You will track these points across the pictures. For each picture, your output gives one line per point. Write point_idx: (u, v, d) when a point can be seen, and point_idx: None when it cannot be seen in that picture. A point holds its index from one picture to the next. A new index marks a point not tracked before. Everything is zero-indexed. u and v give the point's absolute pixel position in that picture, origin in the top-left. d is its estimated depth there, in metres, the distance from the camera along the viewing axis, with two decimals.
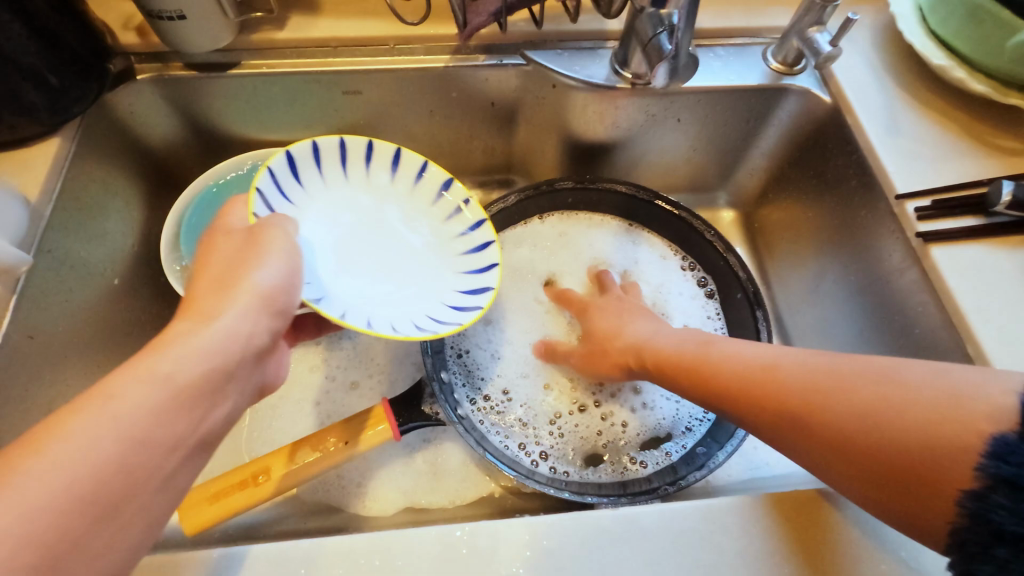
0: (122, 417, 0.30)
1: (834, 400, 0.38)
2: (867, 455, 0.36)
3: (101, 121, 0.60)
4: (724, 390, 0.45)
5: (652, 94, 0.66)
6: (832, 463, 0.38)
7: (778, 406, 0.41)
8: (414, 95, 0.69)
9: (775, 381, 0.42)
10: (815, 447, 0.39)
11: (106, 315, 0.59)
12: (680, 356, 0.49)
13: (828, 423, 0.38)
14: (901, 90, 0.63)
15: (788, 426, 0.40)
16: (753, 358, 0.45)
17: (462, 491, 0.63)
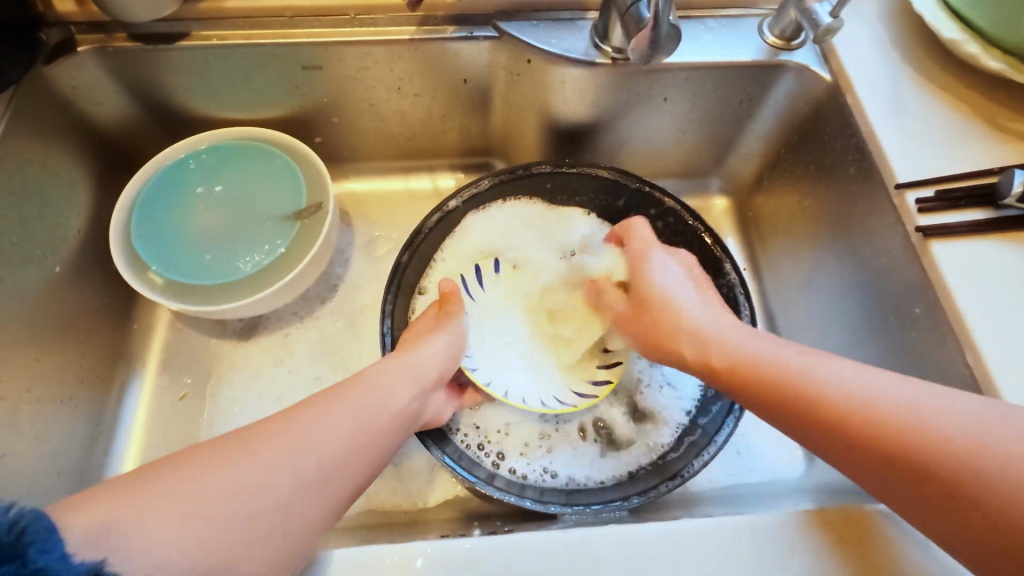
0: (291, 453, 0.39)
1: (891, 423, 0.38)
2: (936, 484, 0.36)
3: (36, 98, 0.56)
4: (772, 401, 0.43)
5: (635, 71, 0.61)
6: (911, 491, 0.37)
7: (835, 424, 0.40)
8: (379, 70, 0.64)
9: (853, 406, 0.39)
10: (895, 478, 0.37)
11: (44, 305, 0.56)
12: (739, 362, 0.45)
13: (892, 445, 0.38)
14: (908, 68, 0.58)
15: (846, 445, 0.39)
16: (825, 375, 0.42)
17: (425, 494, 0.60)
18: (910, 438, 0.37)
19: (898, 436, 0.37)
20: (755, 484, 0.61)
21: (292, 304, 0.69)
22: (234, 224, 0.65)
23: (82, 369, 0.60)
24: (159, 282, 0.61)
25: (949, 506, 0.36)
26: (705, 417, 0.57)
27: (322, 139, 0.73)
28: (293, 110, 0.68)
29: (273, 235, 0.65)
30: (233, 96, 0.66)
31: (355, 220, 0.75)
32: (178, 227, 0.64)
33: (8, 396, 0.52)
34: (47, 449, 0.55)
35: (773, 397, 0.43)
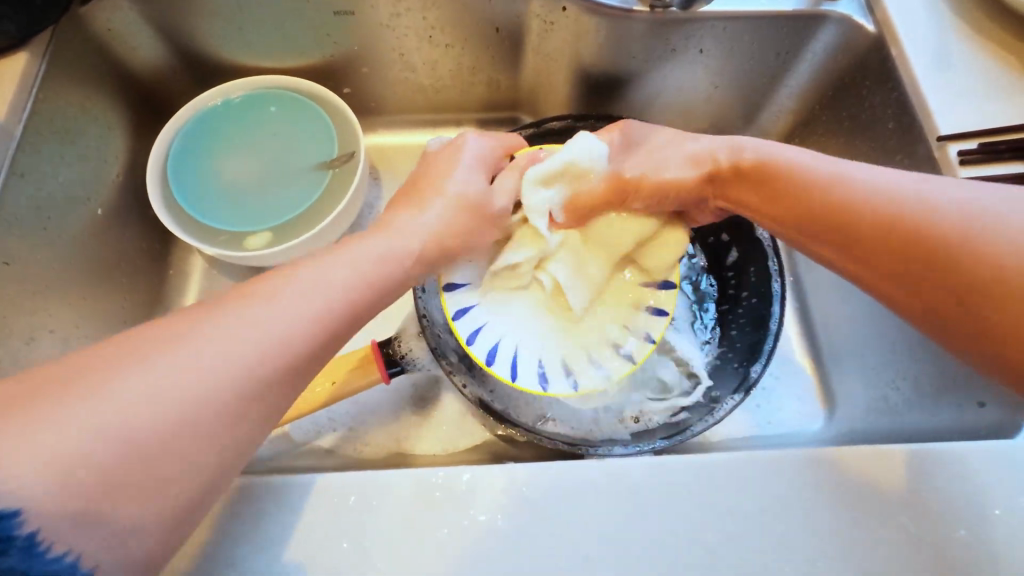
0: (307, 324, 0.38)
1: (829, 195, 0.41)
2: (888, 244, 0.39)
3: (75, 39, 0.56)
4: (790, 206, 0.43)
5: (671, 21, 0.60)
6: (885, 258, 0.39)
7: (808, 202, 0.42)
8: (411, 18, 0.64)
9: (843, 194, 0.41)
10: (876, 272, 0.40)
11: (90, 246, 0.58)
12: (787, 187, 0.43)
13: (837, 196, 0.41)
14: (954, 19, 0.56)
15: (807, 221, 0.42)
16: (836, 175, 0.42)
17: (455, 439, 0.62)
18: (905, 217, 0.38)
19: (867, 221, 0.39)
20: (776, 436, 0.62)
21: (326, 252, 0.70)
22: (264, 171, 0.66)
23: (124, 311, 0.61)
24: (194, 228, 0.63)
25: (945, 276, 0.36)
26: (758, 365, 0.56)
27: (350, 90, 0.72)
28: (323, 60, 0.68)
29: (302, 184, 0.66)
30: (265, 44, 0.66)
31: (382, 174, 0.76)
32: (208, 173, 0.65)
33: (62, 329, 0.54)
34: None
35: (811, 219, 0.42)
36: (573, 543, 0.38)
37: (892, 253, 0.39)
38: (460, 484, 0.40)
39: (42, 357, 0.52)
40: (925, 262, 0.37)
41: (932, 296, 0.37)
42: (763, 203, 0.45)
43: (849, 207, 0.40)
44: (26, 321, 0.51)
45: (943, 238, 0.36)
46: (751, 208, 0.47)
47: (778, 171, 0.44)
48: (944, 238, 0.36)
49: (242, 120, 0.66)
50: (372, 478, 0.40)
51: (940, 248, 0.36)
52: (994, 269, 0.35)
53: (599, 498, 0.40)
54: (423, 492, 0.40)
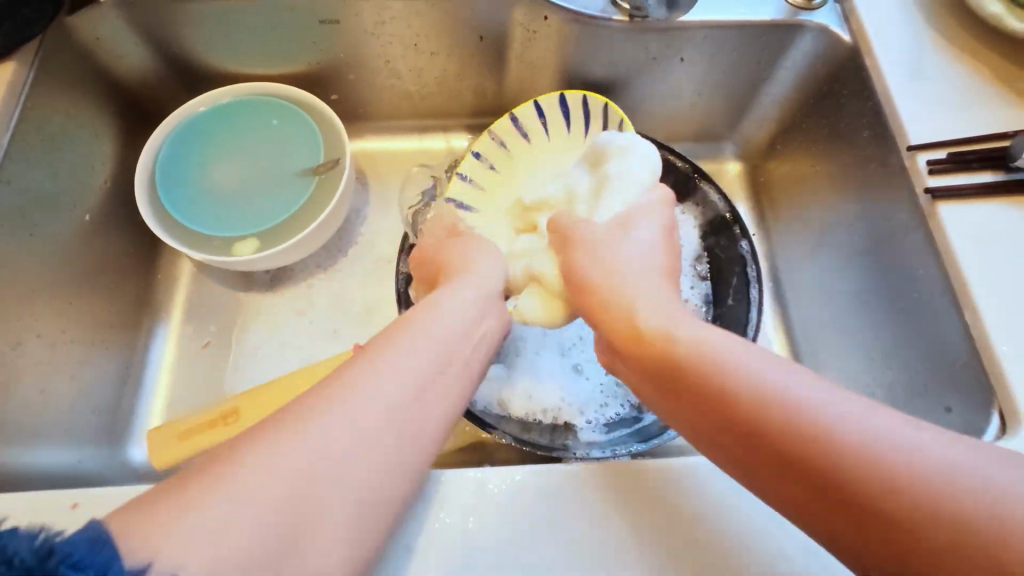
0: None
1: (764, 407, 0.31)
2: (841, 482, 0.29)
3: (62, 48, 0.57)
4: (701, 389, 0.34)
5: (651, 30, 0.61)
6: (790, 501, 0.31)
7: (733, 399, 0.32)
8: (396, 26, 0.64)
9: (776, 410, 0.31)
10: (818, 494, 0.29)
11: (78, 251, 0.59)
12: (721, 376, 0.33)
13: (759, 436, 0.31)
14: (929, 29, 0.57)
15: (707, 431, 0.34)
16: (781, 386, 0.32)
17: (438, 441, 0.63)
18: (817, 436, 0.29)
19: (810, 438, 0.30)
20: None
21: (313, 257, 0.71)
22: (250, 178, 0.67)
23: (111, 315, 0.62)
24: (181, 234, 0.63)
25: (852, 510, 0.28)
26: None
27: (338, 97, 0.73)
28: (311, 67, 0.69)
29: (289, 190, 0.66)
30: (252, 52, 0.67)
31: (370, 180, 0.77)
32: (196, 180, 0.66)
33: (49, 333, 0.55)
34: (84, 386, 0.58)
35: (715, 410, 0.33)
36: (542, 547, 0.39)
37: (797, 465, 0.30)
38: (433, 488, 0.41)
39: (29, 360, 0.53)
40: (846, 492, 0.28)
41: (838, 532, 0.29)
42: (646, 364, 0.37)
43: (772, 424, 0.31)
44: (12, 325, 0.52)
45: (869, 486, 0.28)
46: (641, 378, 0.38)
47: (671, 359, 0.36)
48: (866, 485, 0.28)
49: (229, 126, 0.67)
50: None
51: (889, 506, 0.27)
52: (915, 515, 0.27)
53: (569, 502, 0.41)
54: None
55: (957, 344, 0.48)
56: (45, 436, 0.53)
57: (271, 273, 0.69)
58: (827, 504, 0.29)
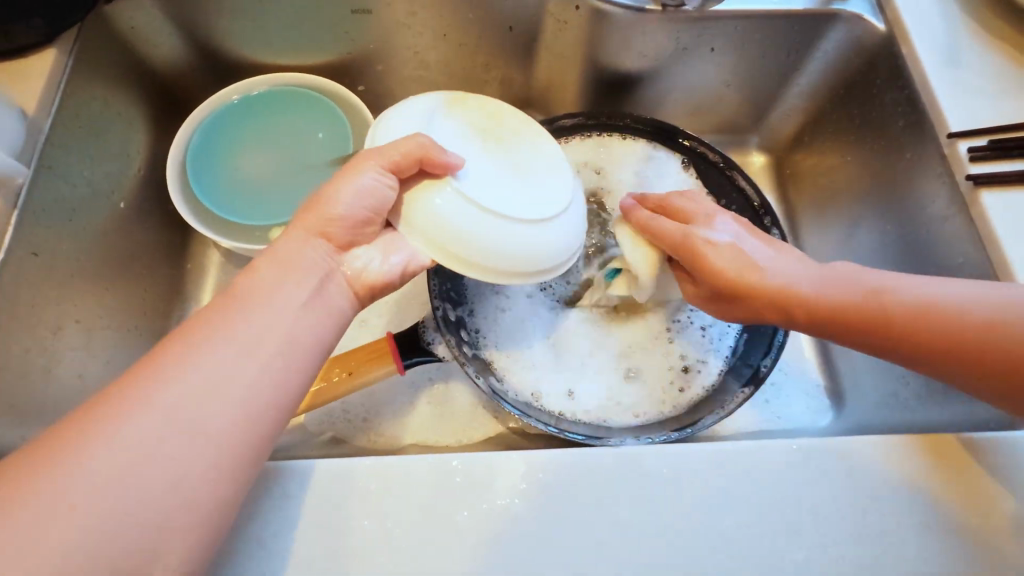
0: None
1: (933, 317, 0.41)
2: (1018, 358, 0.39)
3: (99, 35, 0.58)
4: (865, 321, 0.43)
5: (684, 19, 0.61)
6: (975, 380, 0.41)
7: (904, 323, 0.42)
8: (426, 16, 0.65)
9: (940, 318, 0.41)
10: (913, 350, 0.42)
11: (112, 238, 0.59)
12: (882, 303, 0.43)
13: (934, 337, 0.41)
14: (965, 18, 0.57)
15: (896, 346, 0.43)
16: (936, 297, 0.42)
17: (467, 430, 0.63)
18: (929, 316, 0.42)
19: (975, 333, 0.40)
20: (784, 430, 0.63)
21: None
22: (280, 167, 0.67)
23: (143, 302, 0.62)
24: (215, 222, 0.64)
25: (970, 357, 0.41)
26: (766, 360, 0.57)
27: (364, 88, 0.73)
28: (338, 57, 0.69)
29: (320, 178, 0.67)
30: (282, 42, 0.67)
31: None
32: (227, 168, 0.66)
33: (86, 319, 0.55)
34: (117, 373, 0.58)
35: (889, 331, 0.43)
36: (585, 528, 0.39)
37: (907, 337, 0.42)
38: (478, 471, 0.41)
39: (67, 346, 0.53)
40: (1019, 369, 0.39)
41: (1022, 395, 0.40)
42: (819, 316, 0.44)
43: (868, 312, 0.43)
44: (51, 311, 0.52)
45: None
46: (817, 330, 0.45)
47: (782, 298, 0.44)
48: None
49: (259, 116, 0.68)
50: (388, 462, 0.41)
51: None
52: None
53: (615, 485, 0.41)
54: (441, 476, 0.41)
55: None
56: None
57: None
58: (1006, 379, 0.40)
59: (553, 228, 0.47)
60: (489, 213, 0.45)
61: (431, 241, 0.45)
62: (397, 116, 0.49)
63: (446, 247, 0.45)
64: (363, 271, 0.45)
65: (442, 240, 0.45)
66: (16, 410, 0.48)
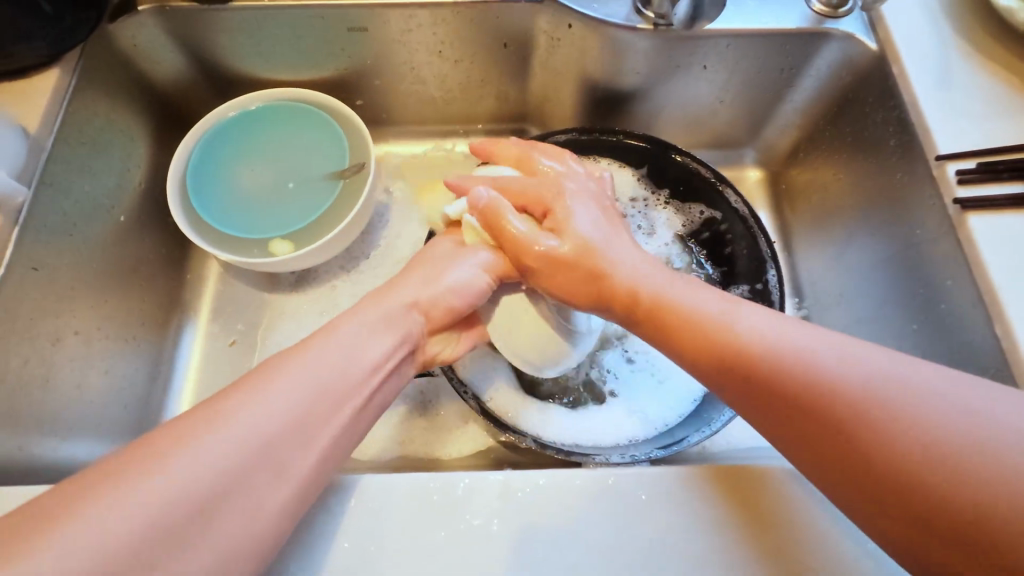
0: None
1: (871, 430, 0.33)
2: (901, 488, 0.32)
3: (102, 54, 0.60)
4: (783, 394, 0.35)
5: (676, 38, 0.61)
6: (896, 519, 0.32)
7: (822, 415, 0.34)
8: (421, 33, 0.65)
9: (876, 434, 0.32)
10: (866, 491, 0.33)
11: (113, 251, 0.60)
12: (818, 393, 0.34)
13: (863, 446, 0.33)
14: (958, 38, 0.57)
15: (816, 441, 0.34)
16: (901, 412, 0.32)
17: (458, 445, 0.64)
18: (856, 425, 0.33)
19: (908, 469, 0.31)
20: (774, 448, 0.63)
21: (338, 258, 0.72)
22: (277, 181, 0.68)
23: (142, 313, 0.64)
24: (216, 236, 0.65)
25: (871, 471, 0.33)
26: None
27: (363, 102, 0.75)
28: (336, 73, 0.70)
29: (317, 193, 0.68)
30: (281, 59, 0.68)
31: (393, 183, 0.78)
32: (226, 182, 0.67)
33: (86, 331, 0.57)
34: (113, 383, 0.59)
35: (813, 420, 0.34)
36: (562, 552, 0.39)
37: (829, 443, 0.34)
38: (459, 490, 0.41)
39: (66, 357, 0.54)
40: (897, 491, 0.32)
41: (893, 518, 0.32)
42: (749, 379, 0.37)
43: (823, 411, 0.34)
44: (52, 323, 0.53)
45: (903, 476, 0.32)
46: (741, 400, 0.38)
47: (711, 342, 0.39)
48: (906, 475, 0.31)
49: (257, 131, 0.69)
50: (367, 480, 0.42)
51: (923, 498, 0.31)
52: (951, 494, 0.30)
53: (594, 508, 0.41)
54: (422, 494, 0.41)
55: (985, 356, 0.48)
56: (79, 430, 0.55)
57: (297, 274, 0.71)
58: (879, 498, 0.33)
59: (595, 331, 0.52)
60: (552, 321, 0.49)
61: (509, 335, 0.50)
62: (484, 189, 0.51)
63: (517, 345, 0.50)
64: (440, 354, 0.50)
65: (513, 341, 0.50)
66: (14, 419, 0.49)
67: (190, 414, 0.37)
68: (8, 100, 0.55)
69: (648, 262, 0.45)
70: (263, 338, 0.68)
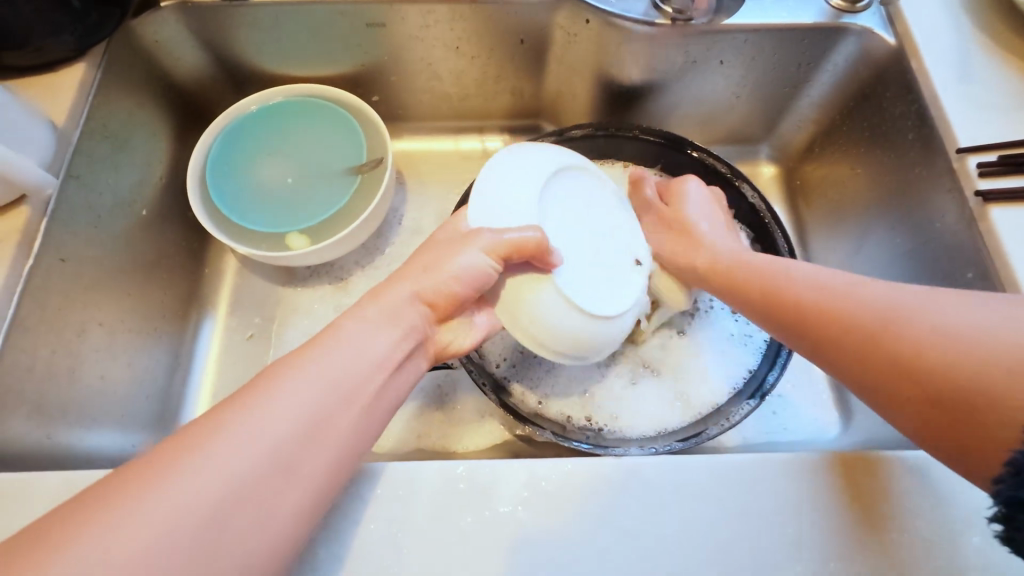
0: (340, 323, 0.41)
1: (885, 338, 0.38)
2: (908, 383, 0.36)
3: (125, 50, 0.60)
4: (806, 321, 0.42)
5: (693, 33, 0.62)
6: (915, 415, 0.36)
7: (841, 334, 0.40)
8: (439, 29, 0.66)
9: (887, 341, 0.37)
10: (887, 393, 0.38)
11: (135, 245, 0.61)
12: (839, 315, 0.41)
13: (880, 353, 0.38)
14: (977, 32, 0.57)
15: (840, 355, 0.40)
16: (910, 319, 0.37)
17: (475, 438, 0.64)
18: (873, 338, 0.38)
19: (909, 366, 0.36)
20: (790, 443, 0.63)
21: (354, 253, 0.73)
22: (295, 176, 0.69)
23: (162, 306, 0.64)
24: (234, 230, 0.65)
25: (882, 374, 0.38)
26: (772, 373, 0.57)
27: (379, 98, 0.75)
28: (354, 69, 0.71)
29: (335, 188, 0.68)
30: (299, 56, 0.69)
31: (408, 179, 0.78)
32: (244, 177, 0.68)
33: (110, 323, 0.57)
34: (134, 374, 0.60)
35: (837, 339, 0.40)
36: (587, 540, 0.40)
37: (851, 354, 0.39)
38: (483, 479, 0.41)
39: (91, 347, 0.55)
40: (910, 389, 0.36)
41: (919, 416, 0.36)
42: (783, 313, 0.44)
43: (841, 323, 0.40)
44: (78, 315, 0.54)
45: (910, 372, 0.36)
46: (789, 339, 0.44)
47: (766, 285, 0.46)
48: (911, 372, 0.36)
49: (275, 127, 0.69)
50: (390, 468, 0.42)
51: (930, 389, 0.35)
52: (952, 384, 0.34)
53: (618, 497, 0.41)
54: (446, 483, 0.41)
55: None
56: (103, 420, 0.56)
57: (313, 268, 0.71)
58: (900, 398, 0.37)
59: (619, 324, 0.49)
60: (580, 312, 0.47)
61: (522, 320, 0.47)
62: (509, 165, 0.49)
63: (532, 333, 0.47)
64: (451, 344, 0.50)
65: (534, 333, 0.47)
66: (42, 408, 0.50)
67: (220, 402, 0.37)
68: (35, 94, 0.56)
69: (747, 251, 0.51)
70: (281, 332, 0.69)
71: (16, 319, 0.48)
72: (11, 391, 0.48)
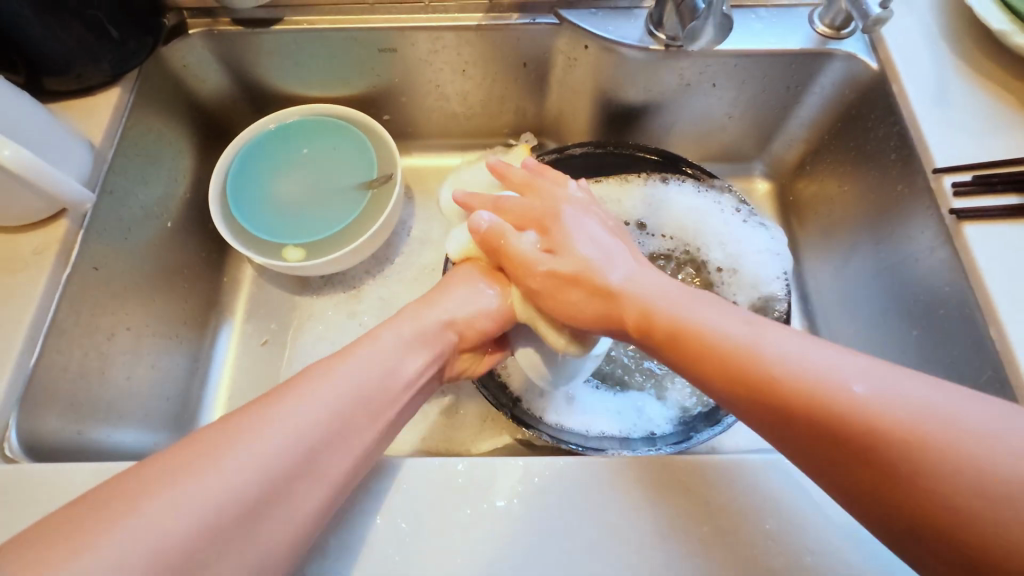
0: None
1: (890, 444, 0.31)
2: (920, 503, 0.31)
3: (155, 74, 0.65)
4: (786, 401, 0.35)
5: (686, 58, 0.65)
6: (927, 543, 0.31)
7: (836, 428, 0.33)
8: (447, 54, 0.70)
9: (887, 448, 0.31)
10: (898, 522, 0.32)
11: (161, 254, 0.65)
12: (822, 394, 0.34)
13: (881, 456, 0.32)
14: (955, 59, 0.60)
15: (841, 457, 0.33)
16: (901, 412, 0.32)
17: (478, 441, 0.67)
18: (876, 436, 0.32)
19: (919, 477, 0.31)
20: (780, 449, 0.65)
21: (364, 264, 0.76)
22: (311, 190, 0.73)
23: (184, 313, 0.68)
24: (251, 241, 0.69)
25: (887, 492, 0.32)
26: None
27: (389, 117, 0.79)
28: (366, 90, 0.75)
29: (348, 202, 0.72)
30: (315, 78, 0.73)
31: (416, 193, 0.82)
32: (263, 191, 0.72)
33: (136, 326, 0.61)
34: (155, 376, 0.64)
35: (826, 433, 0.33)
36: (576, 532, 0.42)
37: (842, 448, 0.33)
38: (481, 475, 0.44)
39: (120, 349, 0.59)
40: (916, 510, 0.31)
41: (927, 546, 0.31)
42: (766, 387, 0.36)
43: (833, 422, 0.33)
44: (107, 318, 0.58)
45: (934, 494, 0.30)
46: (763, 420, 0.36)
47: (740, 359, 0.38)
48: (941, 493, 0.30)
49: (293, 143, 0.74)
50: (395, 463, 0.45)
51: (944, 512, 0.30)
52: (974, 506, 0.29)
53: (606, 492, 0.44)
54: (446, 478, 0.44)
55: (981, 358, 0.50)
56: (126, 420, 0.59)
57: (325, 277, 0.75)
58: (905, 521, 0.31)
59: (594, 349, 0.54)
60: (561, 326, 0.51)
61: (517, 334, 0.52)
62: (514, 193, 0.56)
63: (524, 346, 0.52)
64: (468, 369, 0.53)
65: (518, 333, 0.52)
66: (74, 405, 0.54)
67: None
68: (74, 115, 0.60)
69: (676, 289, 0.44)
70: (294, 338, 0.72)
71: (54, 322, 0.52)
72: (47, 389, 0.52)
